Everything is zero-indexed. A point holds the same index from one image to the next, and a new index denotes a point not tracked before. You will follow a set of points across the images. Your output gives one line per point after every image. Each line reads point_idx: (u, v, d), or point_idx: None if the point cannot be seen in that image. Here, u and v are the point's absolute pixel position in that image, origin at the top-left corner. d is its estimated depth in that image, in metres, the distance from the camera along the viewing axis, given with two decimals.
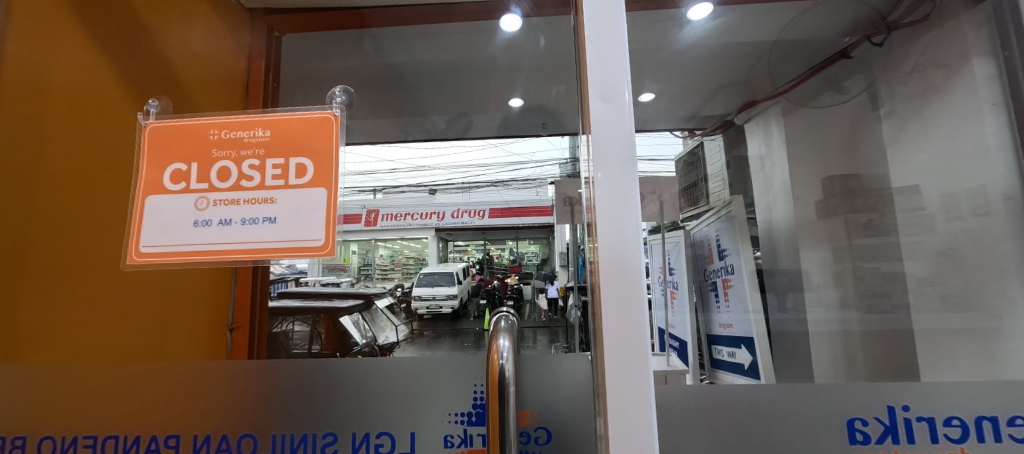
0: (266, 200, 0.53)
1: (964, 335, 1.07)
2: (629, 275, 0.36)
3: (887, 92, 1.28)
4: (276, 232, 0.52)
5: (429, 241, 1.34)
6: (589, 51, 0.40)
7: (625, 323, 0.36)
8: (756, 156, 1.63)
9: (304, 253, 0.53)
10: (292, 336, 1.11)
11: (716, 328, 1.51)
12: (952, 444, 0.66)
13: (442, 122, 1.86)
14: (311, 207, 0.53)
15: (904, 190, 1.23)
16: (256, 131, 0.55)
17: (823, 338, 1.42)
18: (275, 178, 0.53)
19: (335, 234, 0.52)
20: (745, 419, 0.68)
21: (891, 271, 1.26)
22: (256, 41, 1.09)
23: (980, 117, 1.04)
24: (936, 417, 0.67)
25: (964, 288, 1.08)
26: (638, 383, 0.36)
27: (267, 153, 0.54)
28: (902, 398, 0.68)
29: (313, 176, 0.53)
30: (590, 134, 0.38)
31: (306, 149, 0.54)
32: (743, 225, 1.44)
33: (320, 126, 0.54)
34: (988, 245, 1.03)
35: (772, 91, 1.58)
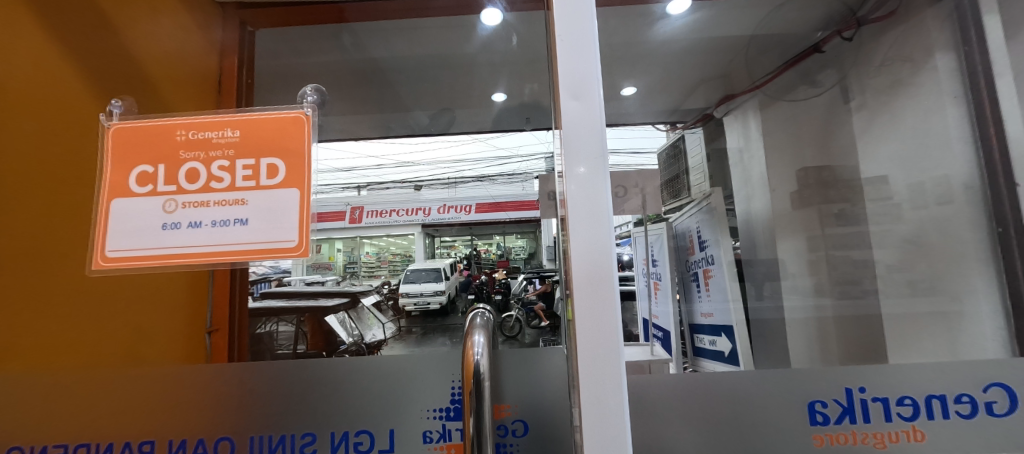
0: (236, 201, 0.52)
1: (930, 318, 1.12)
2: (601, 269, 0.37)
3: (857, 85, 1.32)
4: (248, 233, 0.51)
5: (416, 237, 1.29)
6: (560, 48, 0.40)
7: (598, 317, 0.37)
8: (734, 148, 1.62)
9: (278, 254, 0.52)
10: (277, 337, 1.09)
11: (697, 318, 1.56)
12: (905, 422, 0.70)
13: (425, 118, 1.71)
14: (283, 210, 0.52)
15: (873, 181, 1.27)
16: (225, 131, 0.54)
17: (799, 324, 1.46)
18: (246, 179, 0.52)
19: (308, 235, 0.52)
20: (717, 404, 0.70)
21: (862, 259, 1.30)
22: (228, 36, 1.04)
23: (943, 110, 1.08)
24: (889, 397, 0.70)
25: (929, 273, 1.12)
26: (611, 375, 0.37)
27: (236, 154, 0.53)
28: (859, 380, 0.71)
29: (285, 177, 0.53)
30: (563, 130, 0.39)
31: (277, 149, 0.53)
32: (723, 216, 1.49)
33: (292, 123, 0.54)
34: (950, 232, 1.07)
35: (750, 84, 1.58)
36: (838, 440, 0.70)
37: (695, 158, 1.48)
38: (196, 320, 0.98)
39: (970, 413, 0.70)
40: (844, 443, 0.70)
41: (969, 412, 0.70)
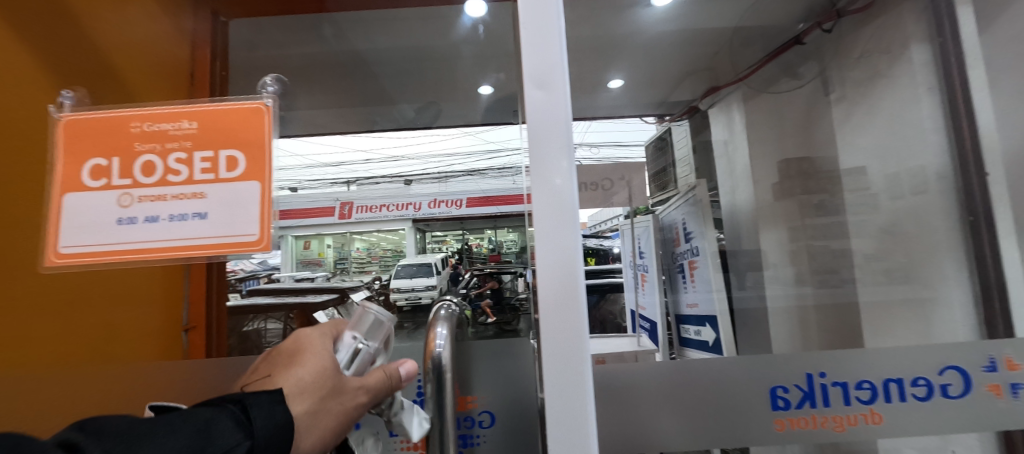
0: (194, 194, 0.50)
1: (904, 305, 1.15)
2: (564, 262, 0.37)
3: (837, 76, 1.33)
4: (206, 228, 0.50)
5: (406, 232, 1.30)
6: (523, 37, 0.39)
7: (562, 310, 0.37)
8: (719, 140, 1.63)
9: (239, 248, 0.51)
10: (264, 335, 1.03)
11: (682, 309, 1.55)
12: (863, 405, 0.72)
13: (411, 111, 1.66)
14: (242, 204, 0.51)
15: (852, 172, 1.29)
16: (182, 123, 0.52)
17: (781, 314, 1.49)
18: (204, 172, 0.51)
19: (270, 229, 0.51)
20: (687, 390, 0.73)
21: (840, 249, 1.32)
22: (201, 27, 1.02)
23: (918, 100, 1.10)
24: (849, 382, 0.73)
25: (906, 261, 1.14)
26: (575, 366, 0.37)
27: (194, 146, 0.52)
28: (821, 366, 0.73)
29: (244, 169, 0.51)
30: (527, 122, 0.38)
31: (236, 141, 0.52)
32: (706, 207, 1.52)
33: (252, 113, 0.52)
34: (924, 220, 1.10)
35: (733, 77, 1.59)
36: (799, 424, 0.72)
37: (681, 150, 1.49)
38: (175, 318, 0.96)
39: (926, 395, 0.72)
40: (804, 427, 0.72)
41: (924, 394, 0.72)
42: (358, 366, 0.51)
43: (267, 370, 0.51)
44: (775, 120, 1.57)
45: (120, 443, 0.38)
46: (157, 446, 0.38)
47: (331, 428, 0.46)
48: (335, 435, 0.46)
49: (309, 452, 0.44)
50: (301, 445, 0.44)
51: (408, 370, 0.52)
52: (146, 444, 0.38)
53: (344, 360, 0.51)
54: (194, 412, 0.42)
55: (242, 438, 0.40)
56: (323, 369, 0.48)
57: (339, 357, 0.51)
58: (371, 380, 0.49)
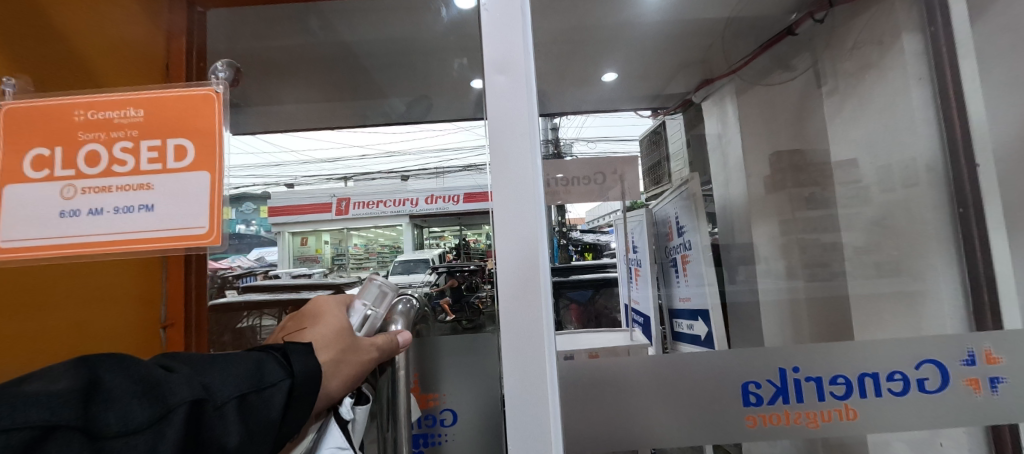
0: (141, 185, 0.50)
1: (892, 298, 1.15)
2: (519, 195, 0.53)
3: (830, 68, 1.31)
4: (153, 220, 0.49)
5: (404, 228, 1.28)
6: (488, 34, 0.54)
7: (518, 230, 0.52)
8: (712, 133, 1.64)
9: (187, 242, 0.50)
10: (259, 331, 1.14)
11: (676, 303, 1.55)
12: (837, 400, 0.72)
13: (402, 105, 1.70)
14: (190, 197, 0.50)
15: (842, 164, 1.28)
16: (127, 110, 0.51)
17: (772, 307, 1.50)
18: (151, 163, 0.50)
19: (220, 222, 0.50)
20: (667, 386, 0.72)
21: (831, 242, 1.32)
22: (177, 19, 1.00)
23: (909, 91, 1.08)
24: (823, 377, 0.72)
25: (895, 255, 1.13)
26: (529, 269, 0.52)
27: (140, 135, 0.51)
28: (793, 361, 0.72)
29: (193, 159, 0.51)
30: (492, 97, 0.54)
31: (184, 130, 0.51)
32: (700, 202, 1.46)
33: (200, 99, 0.51)
34: (914, 212, 1.08)
35: (726, 68, 1.59)
36: (771, 421, 0.72)
37: (675, 145, 1.48)
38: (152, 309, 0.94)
39: (902, 390, 0.72)
40: (776, 423, 0.72)
41: (900, 389, 0.72)
42: (368, 327, 0.58)
43: (296, 325, 0.58)
44: (767, 114, 1.55)
45: (194, 371, 0.41)
46: (224, 373, 0.41)
47: (354, 375, 0.52)
48: (355, 380, 0.52)
49: (335, 392, 0.49)
50: (330, 385, 0.49)
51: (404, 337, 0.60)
52: (216, 371, 0.41)
53: (356, 324, 0.58)
54: (243, 354, 0.45)
55: (287, 374, 0.44)
56: (341, 322, 0.54)
57: (352, 322, 0.58)
58: (379, 340, 0.56)
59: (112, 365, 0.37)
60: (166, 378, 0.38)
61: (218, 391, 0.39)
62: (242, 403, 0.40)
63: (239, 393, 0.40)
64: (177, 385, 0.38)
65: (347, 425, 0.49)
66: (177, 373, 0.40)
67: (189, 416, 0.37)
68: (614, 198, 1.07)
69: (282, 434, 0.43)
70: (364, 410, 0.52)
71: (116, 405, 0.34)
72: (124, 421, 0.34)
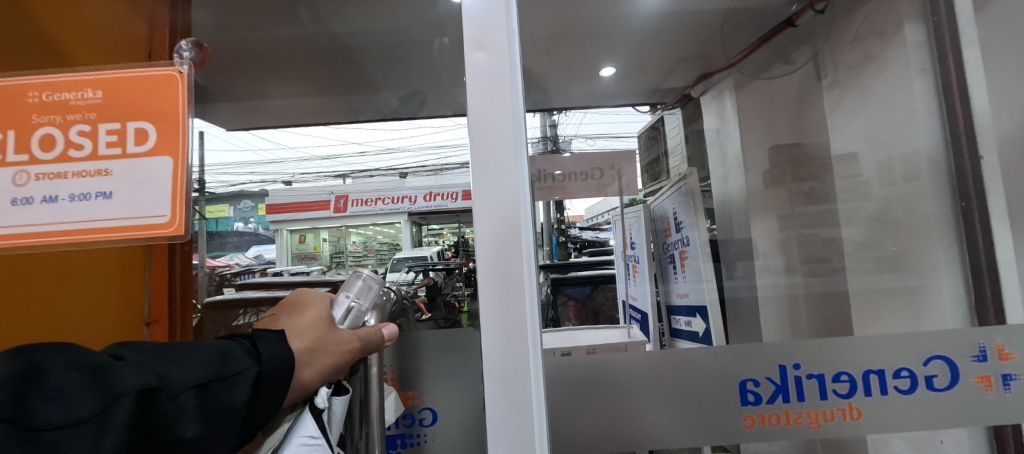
0: (99, 171, 0.56)
1: (891, 293, 1.14)
2: (498, 153, 0.65)
3: (830, 60, 1.30)
4: (110, 205, 0.56)
5: (404, 225, 1.32)
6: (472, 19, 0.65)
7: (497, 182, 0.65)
8: (711, 129, 1.58)
9: (145, 227, 0.56)
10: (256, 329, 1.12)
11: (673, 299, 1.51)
12: (841, 399, 0.70)
13: (395, 101, 1.62)
14: (149, 185, 0.56)
15: (843, 158, 1.25)
16: (86, 93, 0.57)
17: (770, 302, 1.46)
18: (110, 147, 0.56)
19: (181, 212, 0.56)
20: (663, 384, 0.70)
21: (830, 237, 1.30)
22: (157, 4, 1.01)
23: (910, 83, 1.06)
24: (825, 374, 0.70)
25: (895, 250, 1.12)
26: (505, 214, 0.65)
27: (98, 119, 0.57)
28: (793, 357, 0.70)
29: (152, 143, 0.57)
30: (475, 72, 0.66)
31: (144, 115, 0.58)
32: (699, 198, 1.46)
33: (169, 95, 0.58)
34: (915, 206, 1.06)
35: (725, 62, 1.55)
36: (770, 420, 0.71)
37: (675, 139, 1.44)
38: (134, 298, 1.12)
39: (909, 388, 0.70)
40: (775, 423, 0.71)
41: (908, 387, 0.70)
42: (352, 320, 0.57)
43: (273, 315, 0.57)
44: (766, 108, 1.53)
45: (150, 356, 0.42)
46: (183, 362, 0.42)
47: (328, 365, 0.52)
48: (332, 371, 0.52)
49: (309, 381, 0.50)
50: (302, 376, 0.50)
51: (390, 331, 0.59)
52: (174, 359, 0.42)
53: (338, 316, 0.57)
54: (209, 342, 0.46)
55: (256, 364, 0.45)
56: (322, 313, 0.55)
57: (333, 314, 0.56)
58: (360, 332, 0.56)
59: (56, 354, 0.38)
60: (115, 365, 0.39)
61: (173, 381, 0.40)
62: (202, 391, 0.41)
63: (198, 381, 0.41)
64: (127, 372, 0.39)
65: (321, 415, 0.50)
66: (129, 361, 0.40)
67: (137, 405, 0.38)
68: (614, 195, 1.05)
69: (249, 418, 0.44)
70: (341, 401, 0.53)
71: (62, 394, 0.36)
72: (66, 412, 0.35)
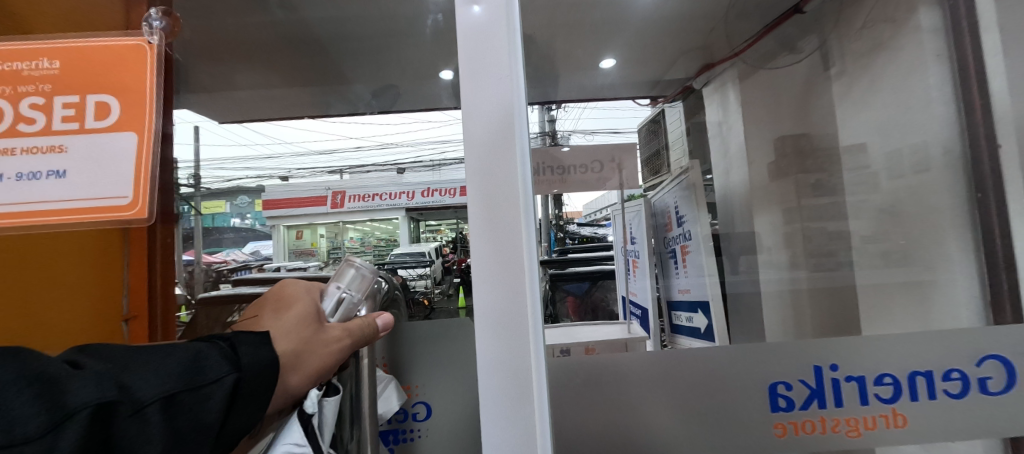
0: (56, 148, 0.57)
1: (903, 288, 1.11)
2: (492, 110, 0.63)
3: (838, 49, 1.26)
4: (62, 185, 0.57)
5: (399, 222, 1.67)
6: None
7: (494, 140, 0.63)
8: (713, 121, 1.56)
9: (108, 209, 0.58)
10: None
11: (674, 294, 1.48)
12: (883, 404, 0.68)
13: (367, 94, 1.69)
14: (108, 163, 0.58)
15: (851, 149, 1.22)
16: (41, 62, 0.58)
17: (774, 297, 1.44)
18: (69, 121, 0.58)
19: (142, 192, 0.58)
20: (678, 384, 0.67)
21: (837, 230, 1.27)
22: None
23: (925, 69, 1.04)
24: (866, 376, 0.68)
25: (903, 244, 1.10)
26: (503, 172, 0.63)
27: (54, 90, 0.58)
28: (829, 358, 0.69)
29: (114, 118, 0.59)
30: (467, 28, 0.63)
31: (106, 89, 0.59)
32: (701, 192, 1.44)
33: (134, 73, 0.60)
34: (927, 199, 1.04)
35: (728, 51, 1.53)
36: (804, 428, 0.69)
37: (675, 132, 1.40)
38: (112, 281, 1.11)
39: (960, 391, 0.68)
40: (810, 431, 0.69)
41: (958, 391, 0.68)
42: (341, 313, 0.59)
43: (254, 312, 0.59)
44: (771, 100, 1.50)
45: (110, 368, 0.41)
46: (150, 372, 0.41)
47: (316, 364, 0.54)
48: (318, 372, 0.54)
49: (298, 386, 0.52)
50: (290, 381, 0.51)
51: (385, 322, 0.62)
52: (141, 370, 0.41)
53: (329, 309, 0.59)
54: (186, 345, 0.46)
55: (231, 369, 0.45)
56: (308, 309, 0.56)
57: (325, 307, 0.59)
58: (352, 324, 0.58)
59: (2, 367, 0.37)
60: (69, 376, 0.39)
61: (137, 393, 0.40)
62: (169, 403, 0.41)
63: (164, 394, 0.40)
64: (82, 386, 0.38)
65: (309, 421, 0.53)
66: (87, 372, 0.39)
67: (92, 421, 0.37)
68: (612, 189, 1.00)
69: (221, 431, 0.45)
70: (331, 402, 0.57)
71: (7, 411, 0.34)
72: (7, 432, 0.34)
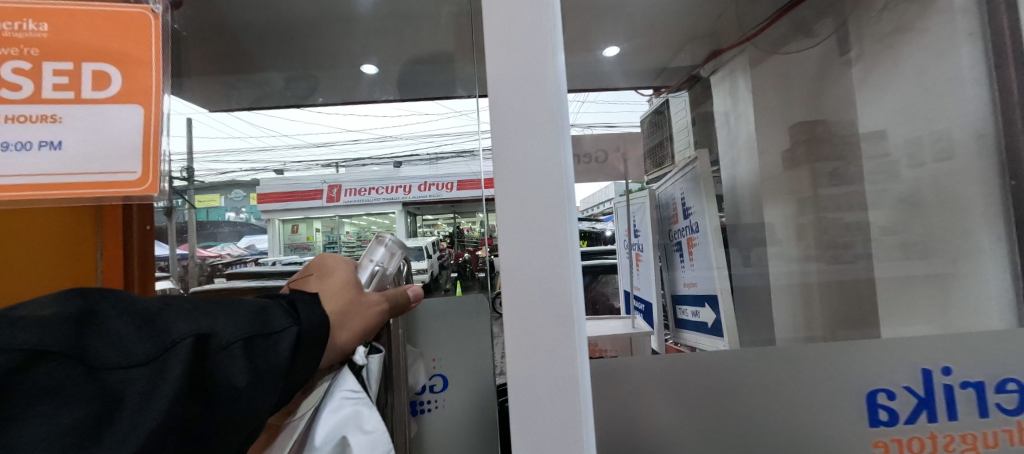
0: (51, 118, 0.51)
1: (925, 280, 1.11)
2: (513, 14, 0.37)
3: (856, 33, 1.24)
4: (58, 158, 0.51)
5: (398, 215, 1.57)
6: None
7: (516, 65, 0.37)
8: (721, 110, 1.52)
9: (114, 186, 0.53)
10: None
11: (679, 288, 1.43)
12: (1011, 415, 0.76)
13: (280, 81, 1.71)
14: (116, 137, 0.53)
15: (871, 136, 1.21)
16: (29, 23, 0.52)
17: (783, 292, 1.39)
18: (63, 90, 0.52)
19: (155, 171, 0.55)
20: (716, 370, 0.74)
21: (855, 221, 1.25)
22: None
23: (957, 51, 1.06)
24: (990, 384, 0.75)
25: (923, 235, 1.11)
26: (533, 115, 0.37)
27: (44, 56, 0.52)
28: (943, 364, 0.75)
29: (118, 90, 0.54)
30: None
31: (107, 58, 0.53)
32: (709, 183, 1.38)
33: (137, 40, 0.55)
34: (950, 188, 1.07)
35: (738, 37, 1.50)
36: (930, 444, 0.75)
37: (681, 122, 1.45)
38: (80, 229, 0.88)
39: None
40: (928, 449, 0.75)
41: None
42: (377, 283, 0.70)
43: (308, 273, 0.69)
44: (782, 87, 1.45)
45: (196, 307, 0.45)
46: (229, 318, 0.45)
47: (358, 323, 0.62)
48: (361, 333, 0.62)
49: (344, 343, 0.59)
50: (339, 337, 0.59)
51: (416, 291, 0.71)
52: (217, 316, 0.45)
53: (364, 279, 0.68)
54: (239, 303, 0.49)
55: (293, 322, 0.50)
56: (345, 277, 0.65)
57: (361, 277, 0.69)
58: (386, 293, 0.68)
59: (112, 305, 0.40)
60: (164, 310, 0.42)
61: (223, 331, 0.44)
62: (250, 345, 0.45)
63: (244, 336, 0.45)
64: (179, 321, 0.42)
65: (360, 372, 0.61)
66: (177, 309, 0.43)
67: (194, 348, 0.41)
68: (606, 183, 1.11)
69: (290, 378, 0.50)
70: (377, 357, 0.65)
71: (123, 340, 0.38)
72: (123, 353, 0.37)
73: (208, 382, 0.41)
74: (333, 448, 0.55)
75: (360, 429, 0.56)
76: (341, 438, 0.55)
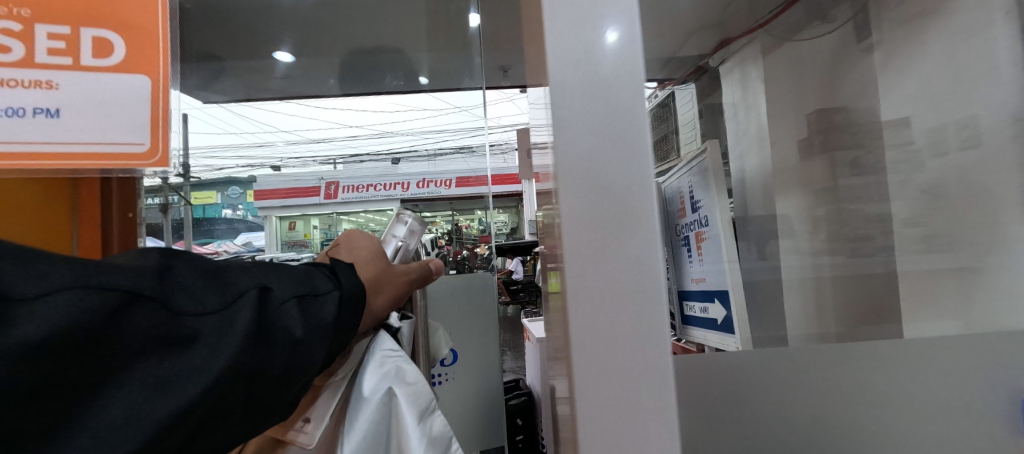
0: (50, 85, 0.57)
1: (945, 274, 1.11)
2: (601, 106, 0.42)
3: (875, 19, 1.26)
4: (58, 124, 0.57)
5: None
6: None
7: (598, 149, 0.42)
8: (729, 103, 1.51)
9: (128, 157, 0.60)
10: None
11: (689, 283, 1.47)
12: None
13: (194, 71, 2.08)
14: (120, 112, 0.60)
15: (894, 123, 1.23)
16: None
17: (796, 285, 1.32)
18: (61, 57, 0.58)
19: (162, 143, 0.62)
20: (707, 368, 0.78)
21: (877, 212, 1.25)
22: None
23: (990, 37, 1.06)
24: None
25: (943, 228, 1.12)
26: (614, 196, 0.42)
27: (42, 22, 0.58)
28: None
29: (119, 60, 0.60)
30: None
31: (109, 29, 0.60)
32: (721, 175, 1.20)
33: (144, 17, 0.61)
34: (976, 179, 1.08)
35: (750, 24, 1.46)
36: None
37: (687, 116, 1.47)
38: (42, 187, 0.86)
39: None
40: None
41: None
42: (401, 255, 0.81)
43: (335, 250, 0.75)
44: (795, 76, 1.43)
45: (252, 271, 0.55)
46: (282, 281, 0.56)
47: (388, 290, 0.69)
48: (393, 299, 0.70)
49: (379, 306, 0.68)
50: (375, 302, 0.67)
51: (436, 265, 0.80)
52: (273, 279, 0.55)
53: (391, 254, 0.81)
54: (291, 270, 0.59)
55: (335, 287, 0.60)
56: (368, 245, 0.73)
57: (387, 251, 0.82)
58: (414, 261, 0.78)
59: (185, 266, 0.50)
60: (225, 269, 0.52)
61: (277, 292, 0.54)
62: (301, 302, 0.55)
63: (296, 294, 0.55)
64: (238, 279, 0.52)
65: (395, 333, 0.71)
66: (237, 269, 0.54)
67: (256, 300, 0.51)
68: None
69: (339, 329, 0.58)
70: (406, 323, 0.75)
71: (192, 293, 0.47)
72: (199, 304, 0.47)
73: (263, 335, 0.50)
74: (383, 399, 0.61)
75: (404, 382, 0.62)
76: (388, 389, 0.61)
